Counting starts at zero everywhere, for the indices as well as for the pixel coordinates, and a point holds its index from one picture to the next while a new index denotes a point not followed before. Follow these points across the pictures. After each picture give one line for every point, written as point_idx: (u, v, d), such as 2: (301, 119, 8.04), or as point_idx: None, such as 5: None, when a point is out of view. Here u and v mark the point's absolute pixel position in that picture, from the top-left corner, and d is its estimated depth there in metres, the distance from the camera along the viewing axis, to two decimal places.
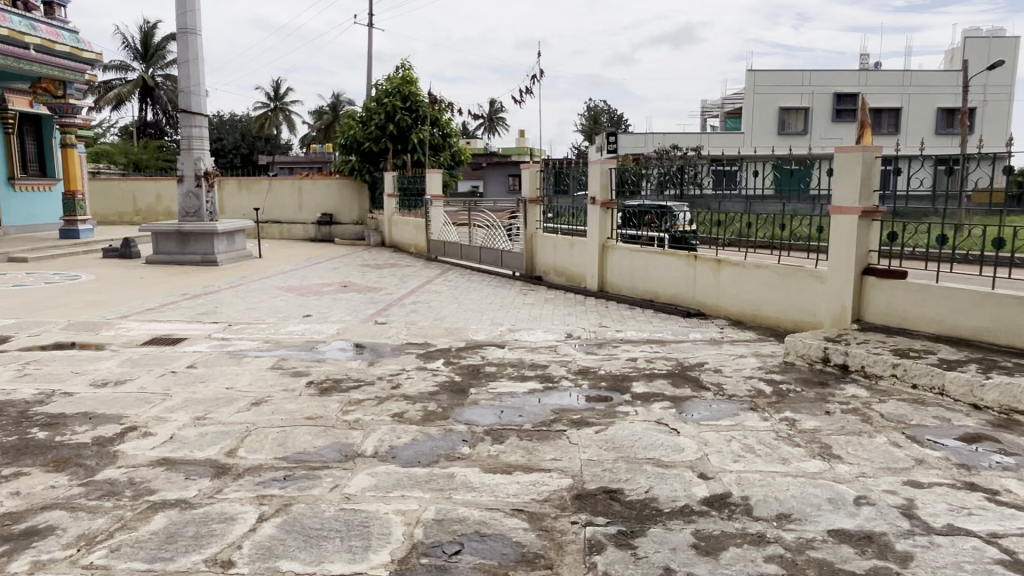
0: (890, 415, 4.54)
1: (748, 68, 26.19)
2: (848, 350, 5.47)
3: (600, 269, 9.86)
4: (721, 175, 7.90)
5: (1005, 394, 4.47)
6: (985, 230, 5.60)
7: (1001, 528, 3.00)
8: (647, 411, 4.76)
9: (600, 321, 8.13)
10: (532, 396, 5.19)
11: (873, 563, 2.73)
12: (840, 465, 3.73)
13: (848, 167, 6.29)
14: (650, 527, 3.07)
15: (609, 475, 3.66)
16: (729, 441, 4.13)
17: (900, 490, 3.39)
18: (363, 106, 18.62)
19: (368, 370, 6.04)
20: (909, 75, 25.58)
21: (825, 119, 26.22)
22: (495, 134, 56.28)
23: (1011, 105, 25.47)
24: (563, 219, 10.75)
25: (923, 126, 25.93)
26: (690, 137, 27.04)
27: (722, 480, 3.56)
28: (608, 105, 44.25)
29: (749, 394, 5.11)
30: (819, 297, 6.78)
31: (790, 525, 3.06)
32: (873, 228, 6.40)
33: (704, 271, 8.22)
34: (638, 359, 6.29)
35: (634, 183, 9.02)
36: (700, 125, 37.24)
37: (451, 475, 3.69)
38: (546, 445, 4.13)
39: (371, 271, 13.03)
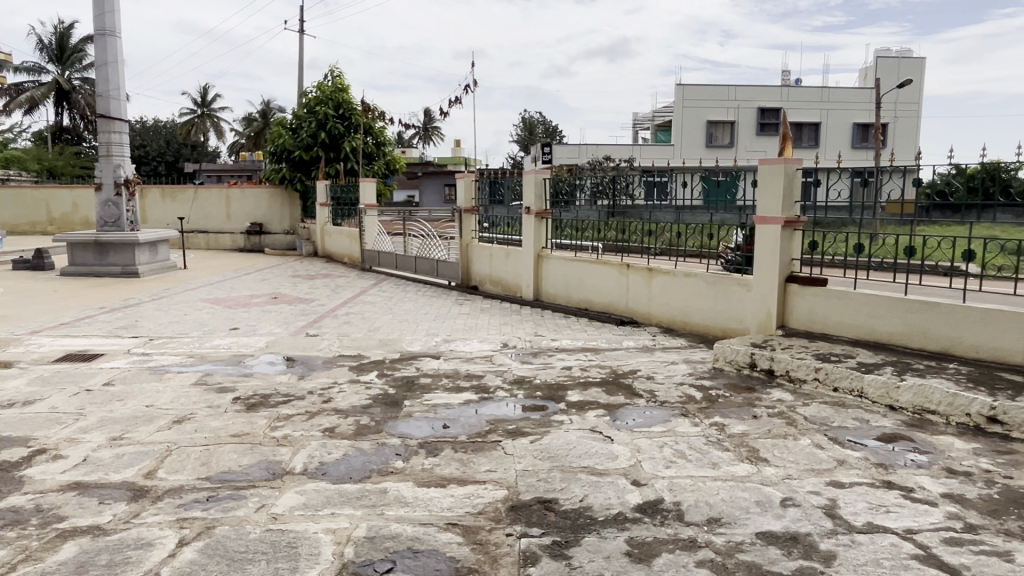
0: (813, 417, 4.71)
1: (678, 82, 26.96)
2: (774, 356, 5.64)
3: (535, 279, 9.92)
4: (653, 185, 8.06)
5: (919, 395, 4.68)
6: (898, 240, 5.89)
7: (916, 524, 3.13)
8: (582, 419, 4.79)
9: (535, 330, 8.15)
10: (467, 407, 5.15)
11: (799, 563, 2.80)
12: (767, 468, 3.83)
13: (770, 178, 6.50)
14: (585, 536, 3.07)
15: (544, 485, 3.65)
16: (661, 447, 4.18)
17: (823, 491, 3.51)
18: (293, 113, 18.27)
19: (298, 384, 5.87)
20: (827, 92, 26.83)
21: (751, 133, 27.24)
22: (431, 143, 55.99)
23: (920, 121, 27.08)
24: (498, 228, 10.77)
25: (841, 141, 27.24)
26: (623, 149, 27.64)
27: (654, 486, 3.60)
28: (543, 116, 44.73)
29: (681, 400, 5.21)
30: (746, 303, 6.99)
31: (720, 529, 3.11)
32: (795, 238, 6.66)
33: (636, 280, 8.37)
34: (573, 367, 6.34)
35: (570, 193, 9.14)
36: (632, 136, 38.08)
37: (383, 491, 3.61)
38: (482, 457, 4.09)
39: (303, 282, 12.72)
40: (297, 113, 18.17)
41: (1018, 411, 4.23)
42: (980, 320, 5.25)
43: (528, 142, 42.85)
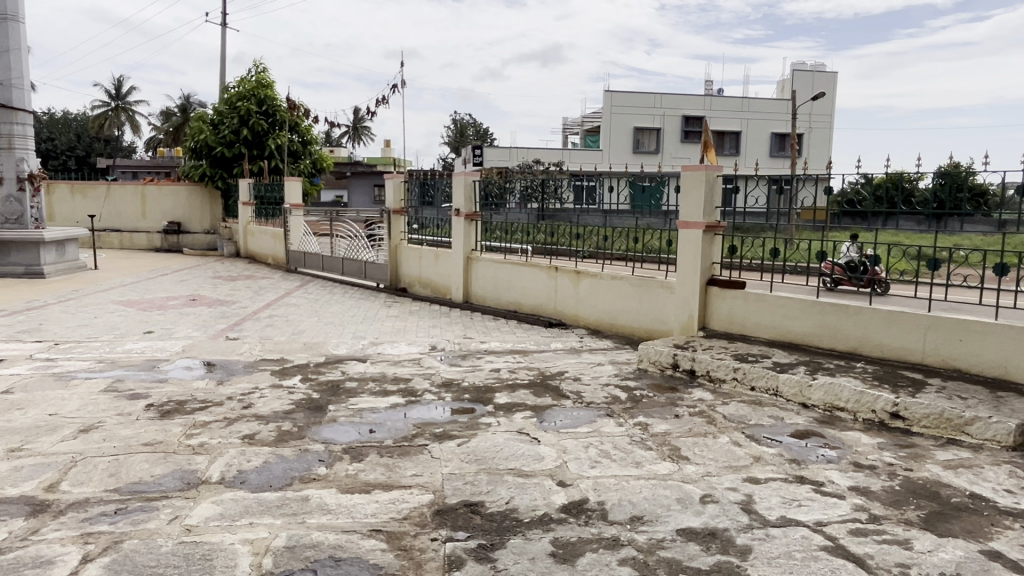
0: (732, 416, 4.87)
1: (606, 89, 27.48)
2: (695, 357, 5.80)
3: (465, 281, 9.90)
4: (582, 189, 8.17)
5: (829, 393, 4.90)
6: (811, 245, 6.17)
7: (825, 516, 3.27)
8: (509, 421, 4.81)
9: (464, 333, 8.13)
10: (395, 411, 5.07)
11: (717, 559, 2.88)
12: (687, 465, 3.94)
13: (692, 184, 6.70)
14: (510, 538, 3.08)
15: (470, 488, 3.63)
16: (586, 447, 4.24)
17: (740, 487, 3.63)
18: (214, 108, 17.64)
19: (217, 389, 5.65)
20: (748, 102, 27.90)
21: (676, 140, 28.04)
22: (359, 143, 55.16)
23: (832, 133, 28.52)
24: (428, 230, 10.71)
25: (759, 149, 28.39)
26: (552, 153, 27.93)
27: (579, 486, 3.64)
28: (475, 118, 44.73)
29: (606, 400, 5.30)
30: (669, 305, 7.18)
31: (642, 527, 3.17)
32: (716, 242, 6.86)
33: (564, 282, 8.46)
34: (501, 369, 6.35)
35: (499, 196, 9.15)
36: (562, 140, 38.58)
37: (305, 498, 3.51)
38: (407, 461, 4.04)
39: (223, 284, 12.28)
40: (218, 108, 17.54)
41: (918, 407, 4.47)
42: (885, 321, 5.53)
43: (459, 145, 42.80)
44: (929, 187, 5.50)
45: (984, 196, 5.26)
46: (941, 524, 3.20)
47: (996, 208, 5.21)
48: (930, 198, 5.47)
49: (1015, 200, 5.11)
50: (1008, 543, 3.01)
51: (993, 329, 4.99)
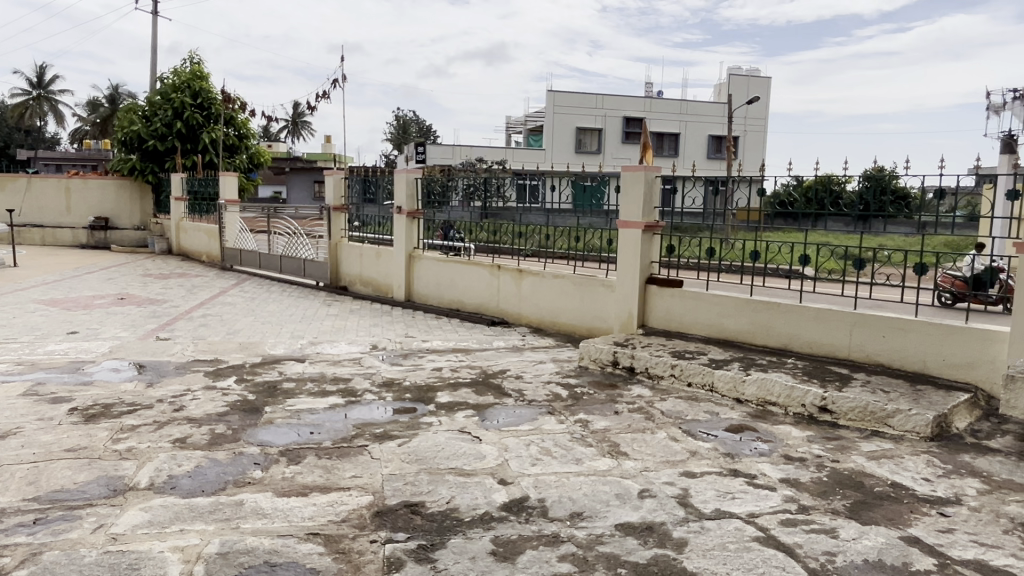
0: (669, 411, 4.97)
1: (549, 89, 27.69)
2: (635, 354, 5.90)
3: (407, 279, 9.82)
4: (524, 188, 8.13)
5: (762, 388, 5.06)
6: (745, 244, 6.33)
7: (757, 508, 3.38)
8: (450, 420, 4.79)
9: (405, 331, 8.06)
10: (334, 412, 4.99)
11: (654, 552, 2.94)
12: (626, 461, 4.00)
13: (631, 183, 6.81)
14: (451, 538, 3.06)
15: (411, 488, 3.60)
16: (527, 445, 4.26)
17: (677, 481, 3.71)
18: (145, 99, 16.97)
19: (146, 392, 5.44)
20: (687, 104, 28.56)
21: (617, 140, 28.46)
22: (298, 138, 54.02)
23: (766, 136, 29.47)
24: (369, 228, 10.55)
25: (697, 151, 29.10)
26: (495, 151, 27.97)
27: (520, 484, 3.65)
28: (418, 115, 44.36)
29: (547, 398, 5.34)
30: (609, 304, 7.29)
31: (582, 523, 3.21)
32: (654, 241, 7.00)
33: (507, 281, 8.48)
34: (443, 368, 6.31)
35: (442, 194, 9.15)
36: (506, 139, 38.67)
37: (239, 503, 3.42)
38: (346, 462, 3.98)
39: (155, 282, 11.85)
40: (149, 100, 16.89)
41: (844, 400, 4.66)
42: (814, 319, 5.75)
43: (401, 142, 42.43)
44: (855, 189, 5.75)
45: (905, 199, 5.51)
46: (865, 512, 3.34)
47: (918, 210, 5.44)
48: (856, 201, 5.74)
49: (935, 203, 5.37)
50: (925, 529, 3.18)
51: (912, 326, 5.24)
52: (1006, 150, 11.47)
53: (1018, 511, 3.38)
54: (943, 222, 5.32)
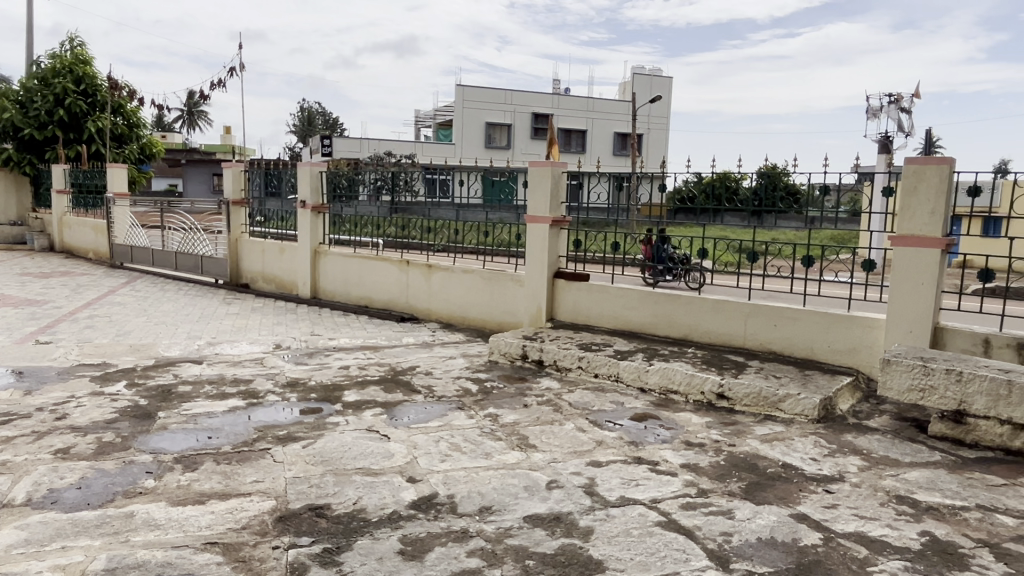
0: (577, 403, 5.07)
1: (459, 83, 27.61)
2: (543, 347, 5.97)
3: (312, 276, 9.55)
4: (433, 183, 8.15)
5: (664, 377, 5.24)
6: (648, 240, 6.49)
7: (659, 494, 3.50)
8: (358, 419, 4.69)
9: (311, 330, 7.84)
10: (235, 415, 4.79)
11: (561, 542, 2.99)
12: (535, 453, 4.05)
13: (537, 179, 6.89)
14: (357, 539, 3.00)
15: (315, 491, 3.50)
16: (437, 441, 4.23)
17: (584, 471, 3.79)
18: (19, 84, 15.66)
19: (24, 400, 5.03)
20: (593, 102, 29.20)
21: (526, 136, 28.69)
22: (194, 128, 51.45)
23: (668, 135, 30.54)
24: (271, 223, 10.18)
25: (603, 148, 29.80)
26: (405, 145, 27.62)
27: (429, 481, 3.63)
28: (323, 107, 43.17)
29: (457, 393, 5.32)
30: (518, 298, 7.35)
31: (490, 517, 3.22)
32: (562, 236, 7.11)
33: (416, 277, 8.39)
34: (350, 366, 6.18)
35: (349, 189, 8.95)
36: (415, 133, 38.29)
37: (129, 515, 3.22)
38: (247, 467, 3.82)
39: (33, 282, 10.98)
40: (25, 85, 15.61)
41: (740, 387, 4.89)
42: (712, 310, 5.99)
43: (307, 135, 41.23)
44: (751, 186, 6.00)
45: (795, 195, 5.79)
46: (759, 493, 3.52)
47: (806, 205, 5.75)
48: (752, 197, 5.98)
49: (822, 199, 5.66)
50: (812, 506, 3.38)
51: (802, 315, 5.55)
52: (882, 150, 12.38)
53: (893, 484, 3.66)
54: (829, 217, 5.62)
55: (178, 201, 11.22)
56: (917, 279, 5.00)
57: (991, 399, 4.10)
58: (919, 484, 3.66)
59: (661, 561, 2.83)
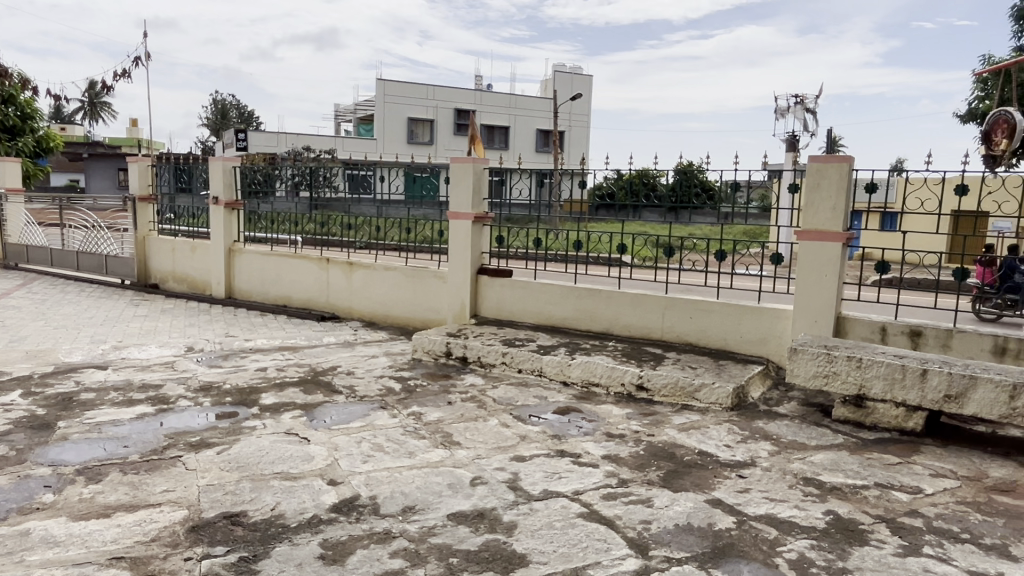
0: (501, 398, 5.09)
1: (380, 77, 27.15)
2: (467, 344, 5.97)
3: (227, 275, 9.21)
4: (355, 179, 7.97)
5: (586, 370, 5.33)
6: (569, 236, 6.60)
7: (581, 485, 3.55)
8: (276, 422, 4.55)
9: (226, 331, 7.55)
10: (143, 422, 4.56)
11: (485, 538, 2.99)
12: (459, 450, 4.04)
13: (459, 176, 6.84)
14: (275, 546, 2.91)
15: (231, 498, 3.38)
16: (358, 442, 4.15)
17: (508, 466, 3.81)
18: None
19: None
20: (515, 99, 29.35)
21: (449, 132, 28.55)
22: (96, 120, 48.61)
23: (589, 132, 31.05)
24: (182, 220, 9.76)
25: (526, 144, 30.01)
26: (324, 140, 26.98)
27: (350, 483, 3.56)
28: (238, 100, 41.65)
29: (379, 393, 5.24)
30: (442, 296, 7.31)
31: (414, 516, 3.19)
32: (484, 232, 7.11)
33: (336, 275, 8.20)
34: (268, 368, 5.99)
35: (265, 183, 8.67)
36: (335, 128, 37.48)
37: (25, 533, 3.01)
38: (156, 476, 3.65)
39: None
40: None
41: (658, 378, 5.03)
42: (631, 304, 6.14)
43: (220, 129, 39.67)
44: (668, 183, 6.17)
45: (710, 192, 5.99)
46: (676, 480, 3.63)
47: (719, 202, 5.94)
48: (670, 193, 6.14)
49: (736, 196, 5.88)
50: (726, 491, 3.51)
51: (716, 307, 5.76)
52: (789, 148, 12.98)
53: (801, 467, 3.84)
54: (739, 213, 5.87)
55: (78, 197, 10.58)
56: (821, 271, 5.27)
57: (888, 383, 4.36)
58: (824, 466, 3.86)
59: (584, 552, 2.87)
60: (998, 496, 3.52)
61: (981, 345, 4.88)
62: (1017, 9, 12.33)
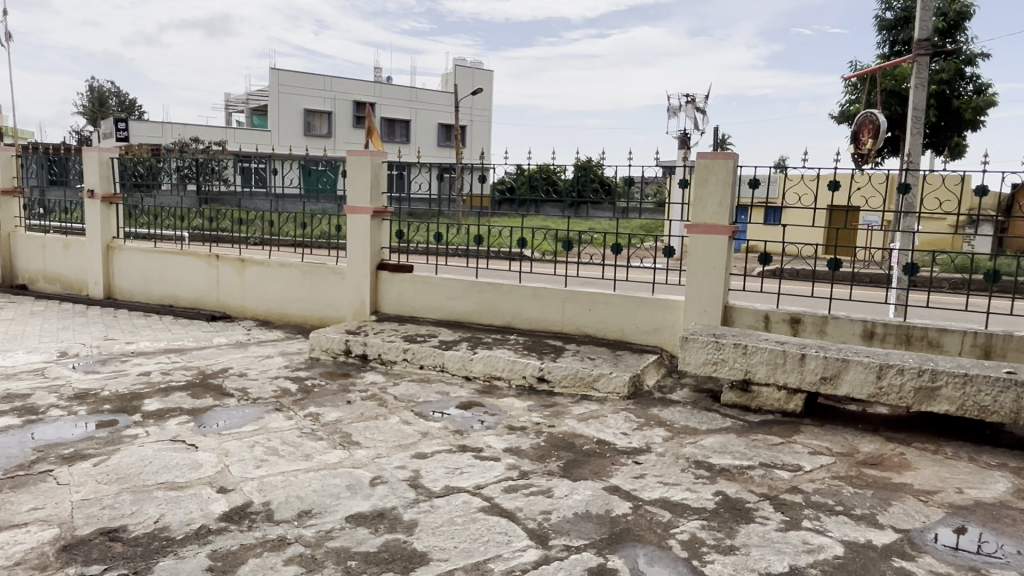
0: (402, 396, 5.01)
1: (273, 66, 26.13)
2: (366, 341, 5.84)
3: (105, 274, 8.60)
4: (248, 172, 7.64)
5: (487, 364, 5.34)
6: (469, 230, 6.57)
7: (482, 480, 3.55)
8: (160, 430, 4.29)
9: (105, 334, 7.05)
10: (9, 435, 4.18)
11: (384, 539, 2.94)
12: (358, 451, 3.95)
13: (357, 169, 6.70)
14: (158, 561, 2.74)
15: (109, 512, 3.15)
16: (251, 447, 3.98)
17: (408, 464, 3.76)
18: None
19: None
20: (415, 92, 29.01)
21: (347, 124, 27.86)
22: None
23: (490, 127, 31.15)
24: (54, 215, 9.05)
25: (426, 139, 29.76)
26: (213, 131, 25.71)
27: (242, 490, 3.41)
28: (117, 87, 39.05)
29: (274, 394, 5.05)
30: (340, 292, 7.12)
31: (310, 521, 3.09)
32: (383, 227, 6.99)
33: (227, 272, 7.82)
34: (152, 372, 5.64)
35: (149, 176, 8.20)
36: (226, 119, 35.83)
37: None
38: (22, 494, 3.35)
39: None
40: None
41: (558, 370, 5.11)
42: (531, 297, 6.20)
43: (97, 117, 37.02)
44: (568, 178, 6.26)
45: (609, 188, 6.09)
46: (575, 469, 3.70)
47: (617, 198, 6.07)
48: (570, 189, 6.24)
49: (632, 191, 5.99)
50: (623, 477, 3.61)
51: (613, 299, 5.90)
52: (681, 145, 13.53)
53: (693, 451, 4.01)
54: (636, 207, 6.01)
55: None
56: (709, 262, 5.52)
57: (771, 367, 4.62)
58: (713, 449, 4.04)
59: (484, 546, 2.87)
60: (867, 469, 3.80)
61: (853, 330, 5.25)
62: (881, 19, 13.35)
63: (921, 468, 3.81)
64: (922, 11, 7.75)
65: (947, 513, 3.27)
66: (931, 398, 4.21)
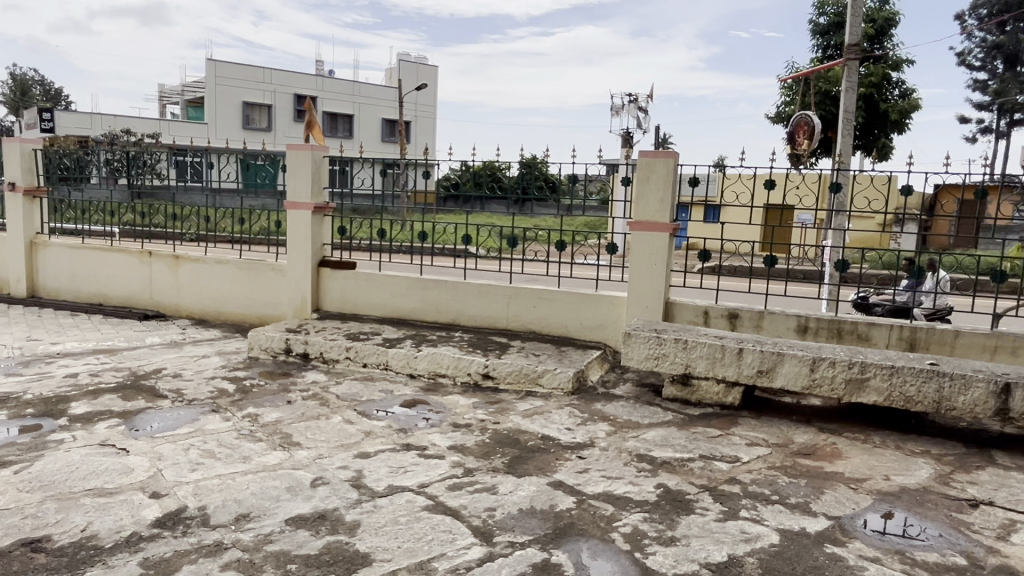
0: (344, 395, 4.93)
1: (210, 58, 25.33)
2: (308, 339, 5.72)
3: (29, 272, 8.18)
4: (183, 166, 7.38)
5: (432, 362, 5.30)
6: (415, 226, 6.51)
7: (427, 478, 3.52)
8: (88, 434, 4.10)
9: (28, 334, 6.71)
10: None
11: (325, 541, 2.88)
12: (298, 451, 3.87)
13: (298, 164, 6.56)
14: (85, 572, 2.62)
15: (32, 522, 3.00)
16: (186, 450, 3.85)
17: (351, 464, 3.70)
18: None
19: None
20: (358, 86, 28.56)
21: (288, 118, 27.23)
22: None
23: (434, 122, 30.92)
24: None
25: (370, 134, 29.33)
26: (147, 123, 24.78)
27: (176, 495, 3.29)
28: (42, 76, 37.23)
29: (211, 395, 4.90)
30: (280, 290, 6.95)
31: (248, 525, 3.01)
32: (325, 222, 6.86)
33: (161, 269, 7.55)
34: (79, 374, 5.39)
35: (77, 169, 7.84)
36: (159, 111, 34.55)
37: None
38: None
39: None
40: None
41: (503, 366, 5.11)
42: (476, 294, 6.19)
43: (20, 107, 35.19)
44: (514, 175, 6.25)
45: (553, 185, 6.11)
46: (520, 466, 3.71)
47: (561, 195, 6.07)
48: (514, 185, 6.25)
49: (575, 188, 6.02)
50: (567, 472, 3.64)
51: (558, 296, 5.94)
52: (624, 144, 13.71)
53: (635, 445, 4.07)
54: (583, 205, 6.01)
55: None
56: (651, 259, 5.61)
57: (710, 362, 4.72)
58: (655, 443, 4.11)
59: (428, 545, 2.85)
60: (801, 459, 3.93)
61: (787, 325, 5.43)
62: (815, 24, 13.80)
63: (851, 457, 3.96)
64: (852, 18, 8.05)
65: (875, 500, 3.41)
66: (861, 389, 4.38)
